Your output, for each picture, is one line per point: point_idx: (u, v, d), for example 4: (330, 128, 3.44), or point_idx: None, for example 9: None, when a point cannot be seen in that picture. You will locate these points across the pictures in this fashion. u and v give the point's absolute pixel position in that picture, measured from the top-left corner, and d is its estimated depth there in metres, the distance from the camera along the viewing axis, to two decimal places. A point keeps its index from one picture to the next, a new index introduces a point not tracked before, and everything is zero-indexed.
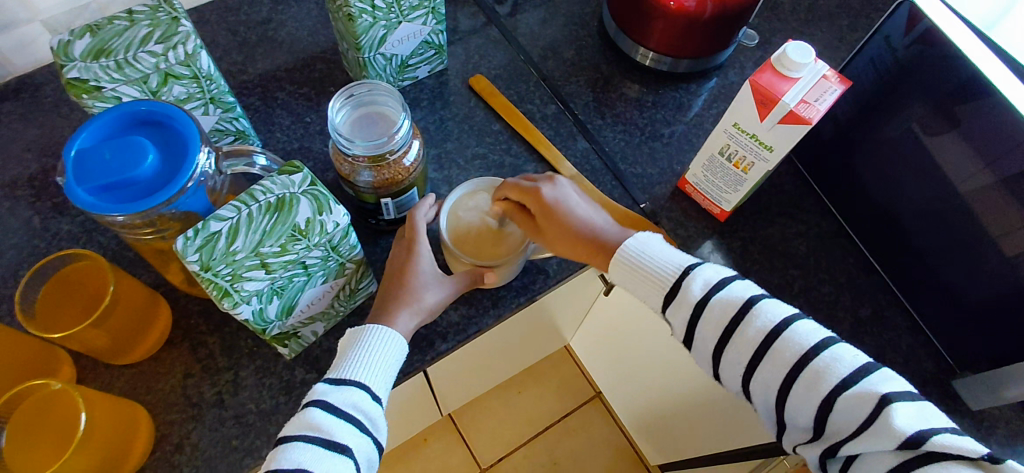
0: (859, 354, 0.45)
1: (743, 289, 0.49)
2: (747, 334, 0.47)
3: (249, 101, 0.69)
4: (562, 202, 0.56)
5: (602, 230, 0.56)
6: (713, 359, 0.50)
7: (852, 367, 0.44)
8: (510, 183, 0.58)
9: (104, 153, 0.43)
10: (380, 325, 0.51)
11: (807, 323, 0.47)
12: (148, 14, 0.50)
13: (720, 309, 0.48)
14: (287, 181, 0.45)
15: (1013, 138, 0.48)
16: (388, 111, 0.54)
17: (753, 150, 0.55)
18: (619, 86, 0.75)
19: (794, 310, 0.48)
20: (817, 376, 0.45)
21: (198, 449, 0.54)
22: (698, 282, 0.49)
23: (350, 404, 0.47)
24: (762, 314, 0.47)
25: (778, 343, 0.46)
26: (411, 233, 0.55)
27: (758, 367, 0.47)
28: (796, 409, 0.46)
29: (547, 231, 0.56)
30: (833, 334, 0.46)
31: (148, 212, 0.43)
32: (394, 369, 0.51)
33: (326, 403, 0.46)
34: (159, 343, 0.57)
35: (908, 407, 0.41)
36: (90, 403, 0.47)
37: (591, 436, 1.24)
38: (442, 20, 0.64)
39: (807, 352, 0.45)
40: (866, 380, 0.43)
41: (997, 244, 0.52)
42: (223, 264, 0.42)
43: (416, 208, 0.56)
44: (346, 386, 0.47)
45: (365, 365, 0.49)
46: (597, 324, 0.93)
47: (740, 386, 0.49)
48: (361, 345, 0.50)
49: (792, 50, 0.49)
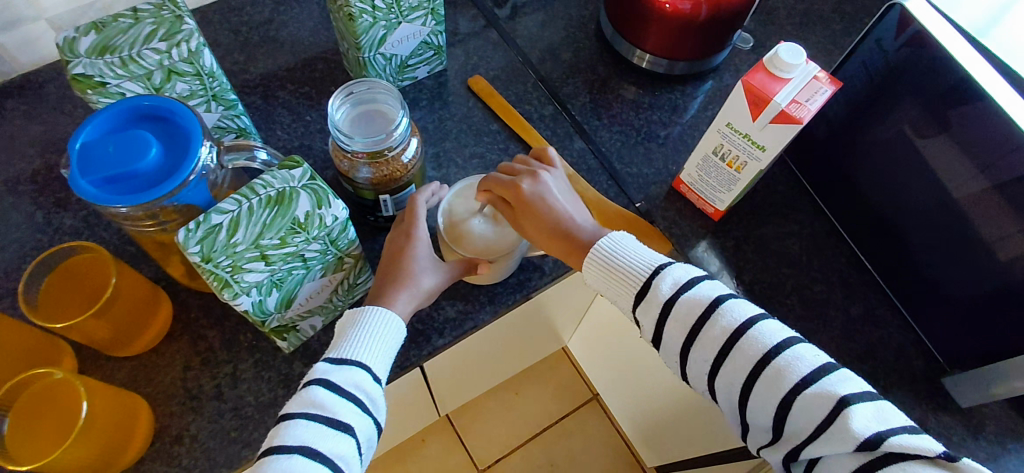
0: (821, 354, 0.46)
1: (710, 290, 0.50)
2: (713, 332, 0.48)
3: (250, 99, 0.70)
4: (541, 195, 0.57)
5: (578, 229, 0.56)
6: (681, 358, 0.51)
7: (813, 367, 0.45)
8: (491, 179, 0.58)
9: (108, 146, 0.44)
10: (380, 307, 0.51)
11: (771, 323, 0.48)
12: (153, 12, 0.51)
13: (686, 308, 0.49)
14: (287, 176, 0.46)
15: (1000, 141, 0.49)
16: (387, 109, 0.55)
17: (745, 149, 0.56)
18: (616, 88, 0.76)
19: (759, 311, 0.49)
20: (778, 376, 0.46)
21: (196, 441, 0.54)
22: (667, 282, 0.50)
23: (352, 384, 0.48)
24: (725, 314, 0.48)
25: (742, 342, 0.47)
26: (411, 219, 0.56)
27: (722, 366, 0.48)
28: (758, 408, 0.47)
29: (524, 223, 0.57)
30: (796, 335, 0.47)
31: (150, 204, 0.44)
32: (394, 348, 0.52)
33: (327, 382, 0.47)
34: (159, 336, 0.57)
35: (866, 408, 0.42)
36: (92, 393, 0.48)
37: (591, 438, 1.24)
38: (441, 21, 0.66)
39: (768, 352, 0.46)
40: (825, 380, 0.44)
41: (985, 243, 0.53)
42: (224, 255, 0.43)
43: (418, 194, 0.57)
44: (348, 366, 0.48)
45: (366, 347, 0.50)
46: (595, 325, 0.94)
47: (707, 385, 0.50)
48: (361, 325, 0.50)
49: (783, 51, 0.51)
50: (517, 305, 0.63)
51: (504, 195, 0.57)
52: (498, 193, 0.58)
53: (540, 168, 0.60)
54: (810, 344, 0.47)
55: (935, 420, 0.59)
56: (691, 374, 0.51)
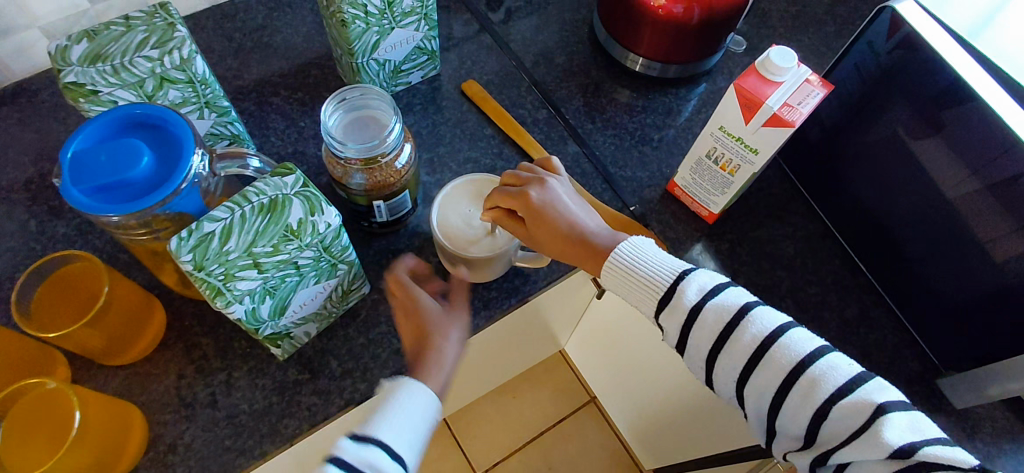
0: (854, 364, 0.47)
1: (737, 296, 0.50)
2: (743, 340, 0.48)
3: (243, 106, 0.70)
4: (551, 202, 0.57)
5: (593, 235, 0.56)
6: (707, 365, 0.51)
7: (848, 376, 0.45)
8: (498, 192, 0.57)
9: (99, 155, 0.44)
10: (411, 384, 0.51)
11: (802, 332, 0.48)
12: (145, 20, 0.51)
13: (714, 315, 0.49)
14: (280, 183, 0.46)
15: (992, 143, 0.49)
16: (380, 115, 0.55)
17: (738, 153, 0.56)
18: (610, 92, 0.76)
19: (789, 319, 0.49)
20: (811, 384, 0.46)
21: (191, 449, 0.54)
22: (693, 288, 0.50)
23: (368, 466, 0.47)
24: (755, 322, 0.48)
25: (773, 350, 0.47)
26: (407, 296, 0.58)
27: (752, 374, 0.48)
28: (789, 416, 0.47)
29: (539, 232, 0.57)
30: (827, 344, 0.48)
31: (142, 212, 0.44)
32: (423, 432, 0.51)
33: (342, 460, 0.47)
34: (152, 345, 0.57)
35: (902, 419, 0.43)
36: (86, 402, 0.47)
37: (586, 442, 1.24)
38: (434, 27, 0.66)
39: (802, 360, 0.46)
40: (861, 389, 0.45)
41: (980, 244, 0.53)
42: (217, 264, 0.43)
43: (399, 270, 0.59)
44: (368, 446, 0.48)
45: (390, 427, 0.49)
46: (592, 328, 0.94)
47: (734, 391, 0.50)
48: (391, 405, 0.50)
49: (775, 55, 0.51)
50: (513, 309, 0.63)
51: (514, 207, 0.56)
52: (506, 205, 0.57)
53: (546, 175, 0.60)
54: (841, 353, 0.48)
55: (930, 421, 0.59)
56: (716, 381, 0.51)
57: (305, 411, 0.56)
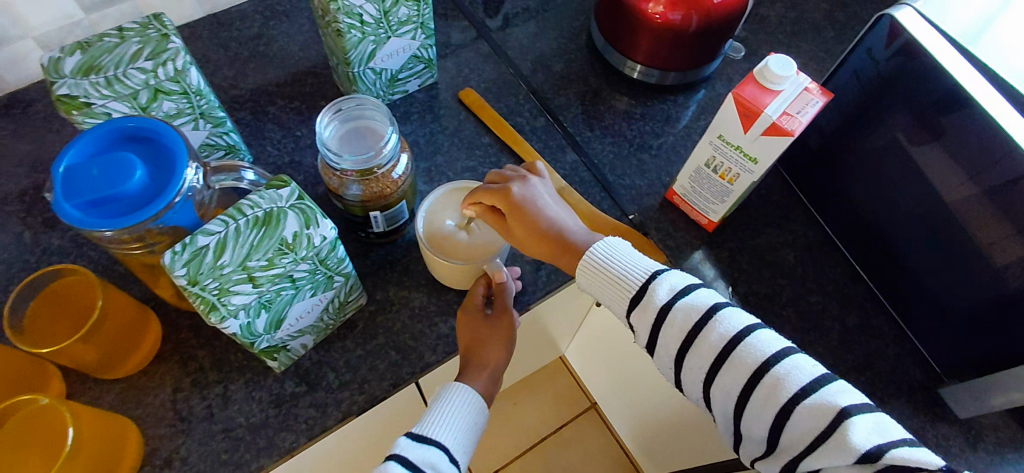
0: (817, 364, 0.46)
1: (707, 296, 0.49)
2: (709, 339, 0.48)
3: (240, 115, 0.70)
4: (530, 199, 0.56)
5: (570, 232, 0.56)
6: (676, 365, 0.51)
7: (811, 376, 0.45)
8: (481, 189, 0.57)
9: (92, 170, 0.43)
10: (462, 387, 0.57)
11: (766, 333, 0.48)
12: (137, 31, 0.51)
13: (682, 315, 0.49)
14: (275, 195, 0.45)
15: (992, 150, 0.49)
16: (376, 126, 0.55)
17: (737, 162, 0.56)
18: (608, 99, 0.75)
19: (755, 320, 0.49)
20: (775, 386, 0.45)
21: (187, 463, 0.53)
22: (663, 288, 0.50)
23: (428, 464, 0.50)
24: (722, 322, 0.48)
25: (738, 350, 0.47)
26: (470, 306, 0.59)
27: (718, 374, 0.48)
28: (752, 420, 0.47)
29: (517, 229, 0.56)
30: (791, 345, 0.47)
31: (136, 227, 0.44)
32: (469, 441, 0.56)
33: (405, 458, 0.49)
34: (147, 358, 0.57)
35: (866, 420, 0.42)
36: (79, 419, 0.47)
37: (588, 449, 1.23)
38: (431, 35, 0.65)
39: (765, 362, 0.46)
40: (824, 390, 0.44)
41: (983, 252, 0.52)
42: (211, 278, 0.42)
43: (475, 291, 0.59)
44: (429, 446, 0.51)
45: (444, 429, 0.54)
46: (591, 335, 0.94)
47: (702, 393, 0.50)
48: (442, 406, 0.55)
49: (774, 63, 0.50)
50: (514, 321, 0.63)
51: (494, 202, 0.56)
52: (487, 202, 0.57)
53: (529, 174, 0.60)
54: (805, 354, 0.47)
55: (933, 432, 0.59)
56: (685, 382, 0.51)
57: (302, 424, 0.56)
